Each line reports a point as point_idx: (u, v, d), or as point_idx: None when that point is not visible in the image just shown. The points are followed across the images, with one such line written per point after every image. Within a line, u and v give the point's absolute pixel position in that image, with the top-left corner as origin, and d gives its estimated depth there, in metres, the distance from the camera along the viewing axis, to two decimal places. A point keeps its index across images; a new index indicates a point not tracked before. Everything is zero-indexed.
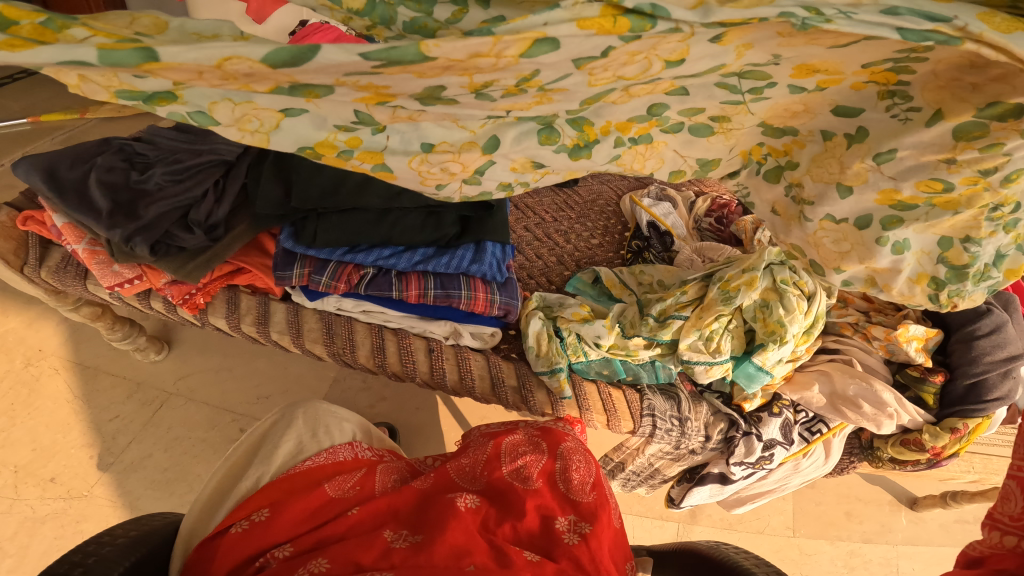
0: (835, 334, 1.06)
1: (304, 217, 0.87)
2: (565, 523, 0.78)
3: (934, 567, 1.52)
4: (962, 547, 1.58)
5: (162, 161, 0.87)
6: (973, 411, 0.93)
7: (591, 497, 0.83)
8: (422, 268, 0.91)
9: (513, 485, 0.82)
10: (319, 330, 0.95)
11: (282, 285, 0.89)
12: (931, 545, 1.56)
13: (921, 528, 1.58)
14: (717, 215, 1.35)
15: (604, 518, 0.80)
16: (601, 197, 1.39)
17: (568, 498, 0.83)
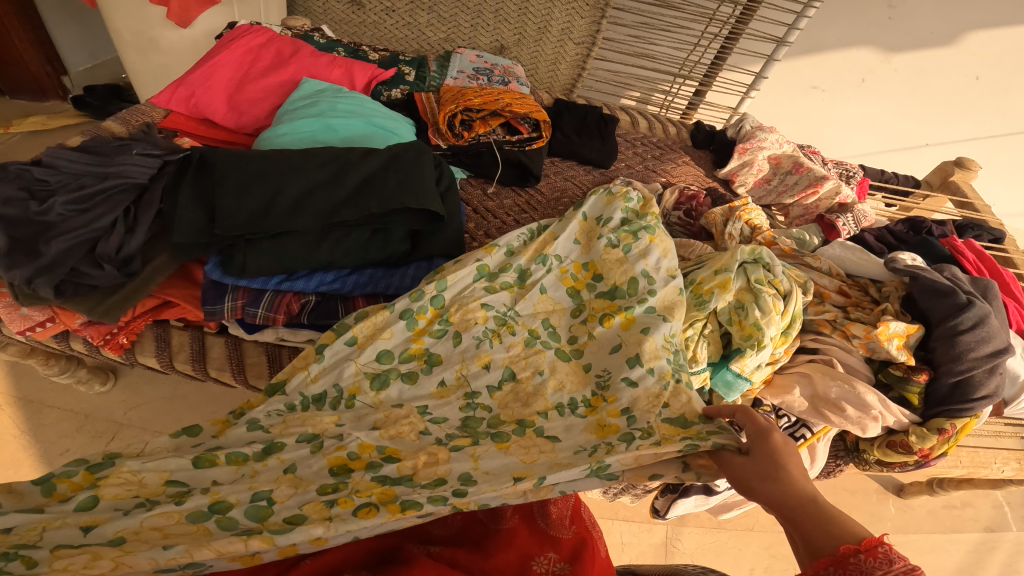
0: (814, 332, 1.03)
1: (231, 246, 0.79)
2: (543, 563, 0.66)
3: (926, 555, 1.51)
4: (952, 533, 1.58)
5: (64, 189, 0.79)
6: (959, 411, 0.93)
7: (571, 532, 0.71)
8: (372, 290, 0.84)
9: (484, 526, 0.71)
10: (261, 364, 0.88)
11: (216, 319, 0.80)
12: (921, 532, 1.55)
13: (908, 516, 1.57)
14: (686, 208, 1.30)
15: (589, 555, 0.67)
16: (565, 194, 1.31)
17: (546, 535, 0.71)
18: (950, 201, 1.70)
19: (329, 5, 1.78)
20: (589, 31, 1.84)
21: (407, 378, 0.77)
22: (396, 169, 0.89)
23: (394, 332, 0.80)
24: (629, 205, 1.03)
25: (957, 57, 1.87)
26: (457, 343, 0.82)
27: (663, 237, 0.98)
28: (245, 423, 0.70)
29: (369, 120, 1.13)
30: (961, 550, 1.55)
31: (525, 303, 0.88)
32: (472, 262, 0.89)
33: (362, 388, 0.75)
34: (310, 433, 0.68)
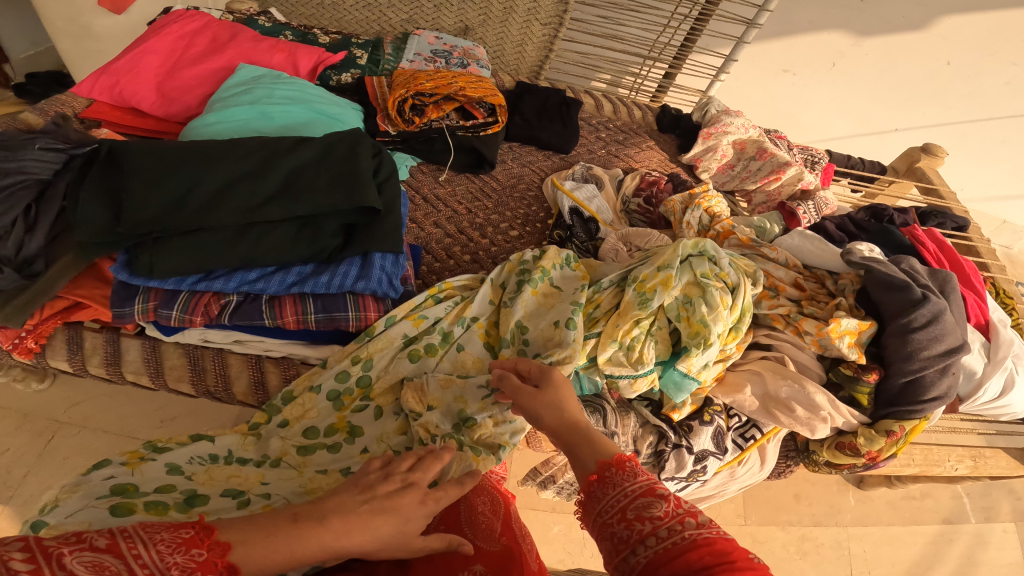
0: (767, 327, 1.01)
1: (139, 244, 0.75)
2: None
3: (883, 547, 1.52)
4: (909, 524, 1.59)
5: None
6: (908, 413, 0.93)
7: (500, 545, 0.64)
8: (298, 289, 0.78)
9: None
10: (182, 366, 0.84)
11: (126, 322, 0.77)
12: (879, 523, 1.57)
13: (867, 507, 1.59)
14: (646, 195, 1.26)
15: (519, 568, 0.61)
16: (522, 181, 1.27)
17: (472, 545, 0.64)
18: (916, 186, 1.70)
19: None
20: (556, 11, 1.78)
21: (331, 448, 0.76)
22: (329, 163, 0.84)
23: (318, 403, 0.79)
24: (527, 261, 0.94)
25: (928, 41, 1.84)
26: (379, 418, 0.80)
27: (554, 291, 0.91)
28: (162, 465, 0.70)
29: (308, 106, 1.07)
30: (919, 542, 1.56)
31: (442, 365, 0.83)
32: (390, 328, 0.83)
33: (289, 453, 0.76)
34: (237, 487, 0.69)
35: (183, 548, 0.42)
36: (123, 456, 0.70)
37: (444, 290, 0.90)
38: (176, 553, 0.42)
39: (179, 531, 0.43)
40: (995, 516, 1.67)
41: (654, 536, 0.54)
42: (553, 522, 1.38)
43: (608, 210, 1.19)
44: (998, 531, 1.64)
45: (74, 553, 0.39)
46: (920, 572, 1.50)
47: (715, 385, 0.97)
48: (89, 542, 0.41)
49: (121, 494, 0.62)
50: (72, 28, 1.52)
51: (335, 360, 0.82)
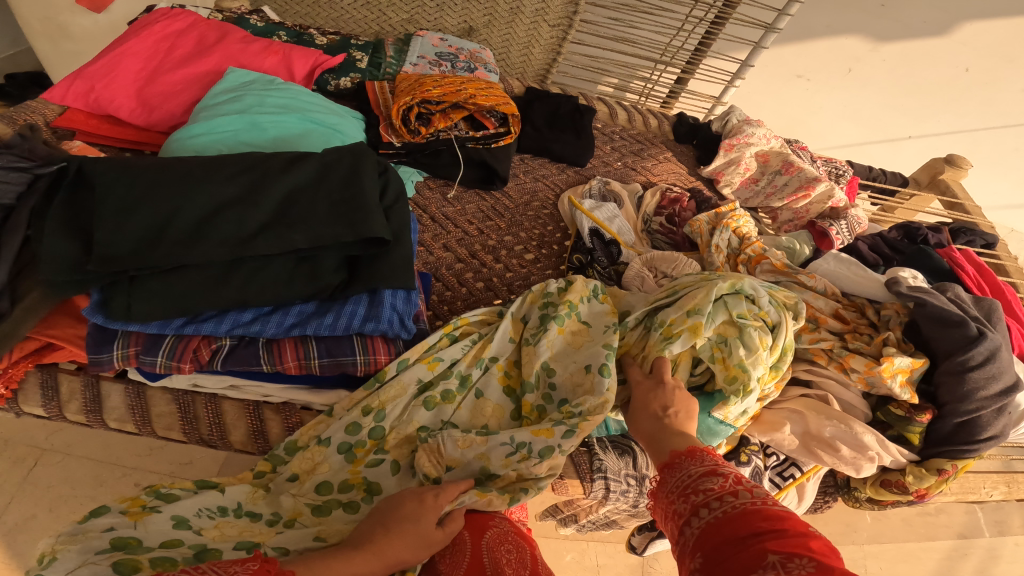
0: (806, 361, 0.93)
1: (116, 283, 0.66)
2: None
3: (898, 564, 1.48)
4: (925, 540, 1.53)
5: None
6: (962, 452, 0.86)
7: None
8: (299, 332, 0.70)
9: None
10: (171, 414, 0.75)
11: (103, 369, 0.68)
12: (895, 540, 1.51)
13: (884, 525, 1.52)
14: (668, 213, 1.17)
15: None
16: (536, 198, 1.18)
17: None
18: (939, 200, 1.57)
19: None
20: (565, 12, 1.69)
21: (347, 507, 0.67)
22: (329, 185, 0.75)
23: (329, 458, 0.70)
24: (550, 294, 0.85)
25: (952, 48, 1.75)
26: (398, 472, 0.70)
27: (580, 328, 0.82)
28: (168, 517, 0.61)
29: (305, 115, 0.97)
30: (933, 558, 1.52)
31: (460, 413, 0.74)
32: (402, 372, 0.74)
33: (304, 512, 0.65)
34: (251, 541, 0.60)
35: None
36: (122, 504, 0.61)
37: (459, 327, 0.81)
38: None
39: (246, 565, 0.45)
40: (1007, 529, 1.62)
41: (705, 507, 0.54)
42: (565, 550, 1.30)
43: (629, 230, 1.10)
44: (1010, 545, 1.58)
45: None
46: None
47: (751, 423, 0.88)
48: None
49: (122, 549, 0.55)
50: (49, 28, 1.41)
51: (344, 408, 0.73)
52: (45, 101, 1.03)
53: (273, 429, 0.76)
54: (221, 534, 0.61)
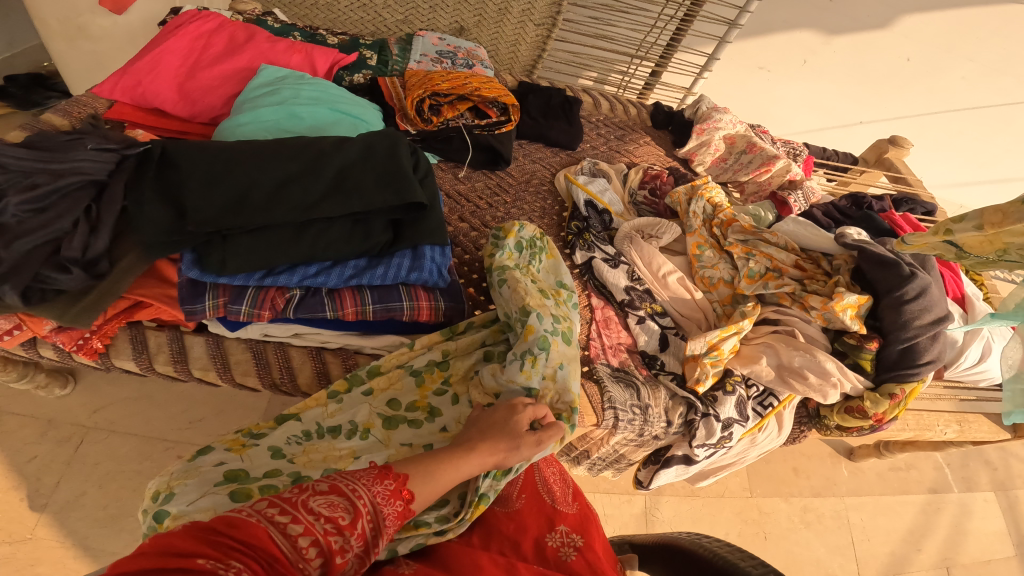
0: (774, 305, 1.06)
1: (206, 242, 0.79)
2: (556, 538, 0.68)
3: (879, 516, 1.66)
4: (900, 494, 1.73)
5: (13, 186, 0.74)
6: (907, 376, 0.95)
7: (575, 508, 0.72)
8: (356, 281, 0.84)
9: (490, 510, 0.70)
10: (248, 360, 0.88)
11: (194, 318, 0.80)
12: (873, 494, 1.70)
13: (861, 479, 1.71)
14: (651, 187, 1.35)
15: (597, 530, 0.71)
16: (534, 176, 1.34)
17: (553, 508, 0.71)
18: (885, 176, 1.61)
19: None
20: (549, 12, 1.85)
21: (412, 422, 0.82)
22: (374, 161, 0.89)
23: (405, 381, 0.85)
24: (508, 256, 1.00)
25: (894, 39, 1.93)
26: (457, 402, 0.85)
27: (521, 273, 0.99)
28: (266, 449, 0.75)
29: (335, 107, 1.10)
30: (910, 511, 1.70)
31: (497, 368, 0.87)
32: (471, 332, 0.92)
33: (375, 424, 0.81)
34: (336, 465, 0.75)
35: (391, 499, 0.56)
36: (226, 444, 0.75)
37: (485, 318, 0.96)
38: (386, 502, 0.56)
39: (383, 484, 0.57)
40: (974, 485, 1.83)
41: None
42: None
43: (618, 202, 1.28)
44: (979, 501, 1.80)
45: (313, 497, 0.52)
46: (912, 539, 1.64)
47: (732, 357, 1.00)
48: (311, 488, 0.53)
49: (235, 479, 0.70)
50: (68, 29, 1.49)
51: (424, 343, 0.88)
52: (93, 95, 1.13)
53: (334, 369, 0.89)
54: (311, 456, 0.75)
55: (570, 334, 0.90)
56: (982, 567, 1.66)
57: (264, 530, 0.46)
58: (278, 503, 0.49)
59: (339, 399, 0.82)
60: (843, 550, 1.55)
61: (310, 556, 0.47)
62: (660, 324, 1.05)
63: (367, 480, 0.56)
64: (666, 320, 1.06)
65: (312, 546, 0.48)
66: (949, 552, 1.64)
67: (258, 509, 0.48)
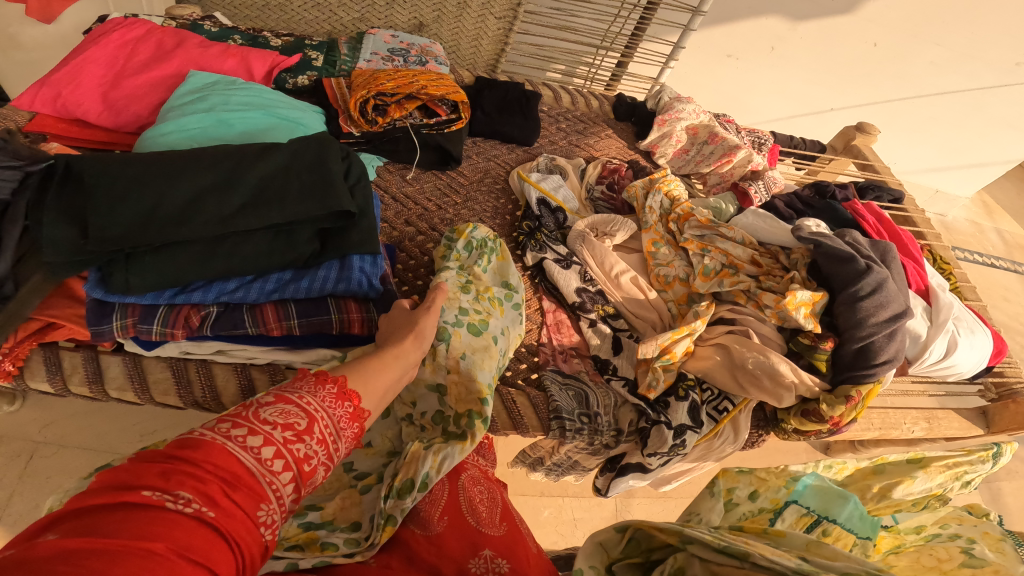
0: (731, 303, 1.01)
1: (112, 260, 0.74)
2: (478, 563, 0.62)
3: None
4: None
5: None
6: (863, 377, 0.90)
7: (502, 531, 0.68)
8: (279, 296, 0.80)
9: (412, 535, 0.66)
10: (167, 380, 0.84)
11: (103, 339, 0.76)
12: None
13: (837, 474, 1.69)
14: (609, 181, 1.30)
15: (525, 551, 0.65)
16: (488, 175, 1.30)
17: (478, 532, 0.67)
18: (853, 163, 1.57)
19: None
20: (510, 5, 1.80)
21: None
22: (298, 169, 0.84)
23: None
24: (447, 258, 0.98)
25: (860, 24, 1.89)
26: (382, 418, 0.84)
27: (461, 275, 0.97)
28: None
29: (270, 112, 1.05)
30: None
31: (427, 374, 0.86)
32: None
33: None
34: None
35: (337, 403, 0.59)
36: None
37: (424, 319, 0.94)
38: (335, 405, 0.58)
39: (329, 390, 0.59)
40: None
41: None
42: (543, 506, 1.40)
43: (573, 199, 1.23)
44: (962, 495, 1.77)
45: (262, 412, 0.53)
46: None
47: (686, 360, 0.97)
48: (257, 404, 0.55)
49: None
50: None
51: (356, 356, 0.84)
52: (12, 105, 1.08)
53: (261, 382, 0.86)
54: None
55: (477, 327, 0.87)
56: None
57: (221, 448, 0.48)
58: (229, 418, 0.52)
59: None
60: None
61: (277, 468, 0.50)
62: (614, 328, 1.02)
63: (311, 387, 0.58)
64: (620, 322, 1.02)
65: (272, 458, 0.50)
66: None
67: (212, 428, 0.50)
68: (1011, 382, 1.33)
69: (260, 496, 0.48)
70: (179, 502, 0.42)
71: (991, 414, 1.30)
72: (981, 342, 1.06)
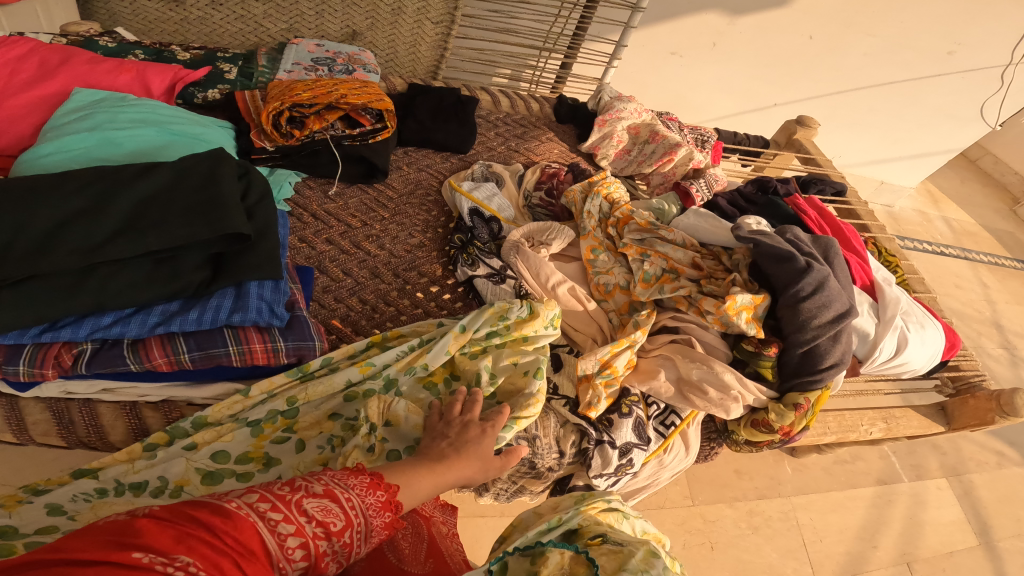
0: (672, 309, 0.96)
1: None
2: None
3: (828, 514, 1.59)
4: (848, 488, 1.67)
5: None
6: (810, 383, 0.86)
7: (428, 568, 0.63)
8: (163, 329, 0.70)
9: None
10: (48, 422, 0.73)
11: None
12: (821, 491, 1.64)
13: (805, 475, 1.66)
14: (547, 187, 1.24)
15: None
16: (419, 186, 1.22)
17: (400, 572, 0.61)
18: (797, 158, 1.55)
19: (140, 5, 1.55)
20: (446, 9, 1.74)
21: (240, 477, 0.70)
22: (183, 188, 0.75)
23: (237, 432, 0.72)
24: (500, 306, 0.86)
25: (796, 16, 1.88)
26: (300, 450, 0.74)
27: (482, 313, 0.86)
28: (45, 504, 0.65)
29: (164, 127, 0.97)
30: (861, 506, 1.65)
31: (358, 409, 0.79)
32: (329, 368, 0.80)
33: (190, 480, 0.69)
34: None
35: (372, 491, 0.52)
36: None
37: (390, 337, 0.86)
38: (367, 497, 0.51)
39: (375, 494, 0.52)
40: (926, 473, 1.80)
41: None
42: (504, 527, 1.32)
43: (509, 207, 1.15)
44: (933, 489, 1.76)
45: (301, 497, 0.47)
46: (866, 536, 1.58)
47: (629, 373, 0.91)
48: (305, 488, 0.49)
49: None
50: None
51: (263, 390, 0.75)
52: None
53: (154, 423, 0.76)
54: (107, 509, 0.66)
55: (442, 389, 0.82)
56: (943, 559, 1.60)
57: (247, 525, 0.42)
58: (262, 494, 0.46)
59: (154, 453, 0.71)
60: (795, 553, 1.48)
61: (293, 558, 0.44)
62: (552, 344, 0.95)
63: (347, 479, 0.52)
64: (558, 337, 0.95)
65: (295, 548, 0.44)
66: (906, 546, 1.58)
67: (247, 503, 0.44)
68: (967, 375, 1.31)
69: None
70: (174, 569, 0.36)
71: (950, 409, 1.28)
72: (932, 336, 1.03)
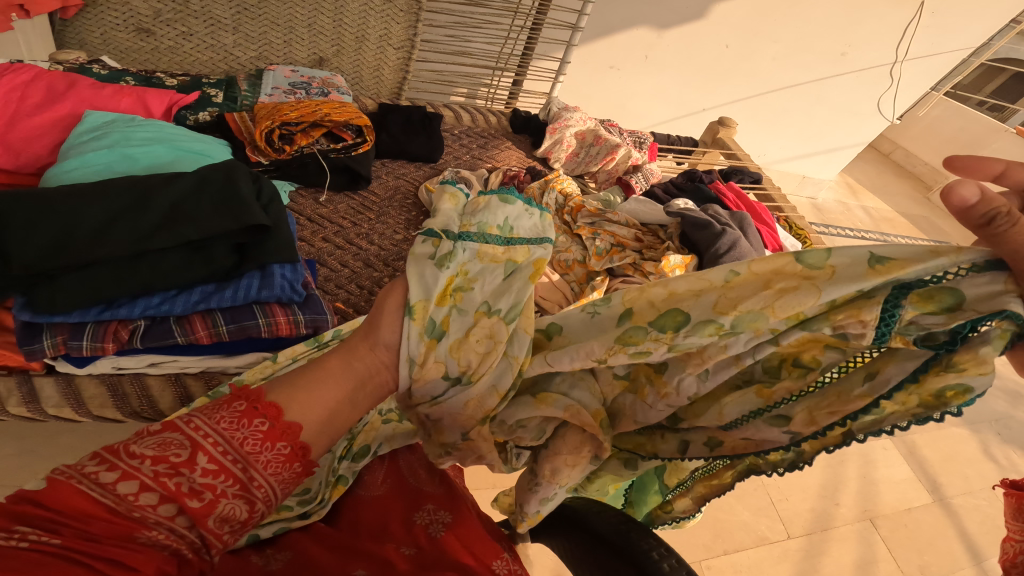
0: (622, 277, 1.14)
1: (34, 283, 0.76)
2: (424, 516, 0.68)
3: (789, 475, 1.79)
4: None
5: None
6: None
7: (444, 487, 0.73)
8: (204, 306, 0.84)
9: (362, 500, 0.70)
10: (103, 395, 0.85)
11: (36, 359, 0.78)
12: None
13: None
14: (510, 187, 1.43)
15: (465, 504, 0.72)
16: (398, 191, 1.39)
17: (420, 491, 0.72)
18: (722, 154, 1.79)
19: (109, 32, 1.60)
20: (406, 35, 1.91)
21: None
22: (210, 188, 0.85)
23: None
24: None
25: (712, 28, 2.15)
26: None
27: None
28: None
29: (174, 145, 1.10)
30: (817, 466, 1.85)
31: None
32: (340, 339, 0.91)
33: None
34: None
35: (245, 422, 0.52)
36: None
37: None
38: (240, 424, 0.52)
39: (234, 407, 0.53)
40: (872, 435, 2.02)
41: None
42: None
43: None
44: (880, 449, 1.98)
45: (138, 442, 0.49)
46: (827, 494, 1.77)
47: None
48: (147, 432, 0.51)
49: None
50: None
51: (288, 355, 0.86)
52: None
53: (196, 389, 0.89)
54: None
55: None
56: (902, 515, 1.79)
57: (72, 486, 0.44)
58: (99, 454, 0.48)
59: None
60: (765, 511, 1.66)
61: (143, 498, 0.46)
62: None
63: (212, 411, 0.53)
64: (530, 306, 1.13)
65: (145, 491, 0.46)
66: (866, 504, 1.78)
67: (74, 467, 0.47)
68: None
69: (131, 534, 0.45)
70: (14, 539, 0.42)
71: None
72: None
